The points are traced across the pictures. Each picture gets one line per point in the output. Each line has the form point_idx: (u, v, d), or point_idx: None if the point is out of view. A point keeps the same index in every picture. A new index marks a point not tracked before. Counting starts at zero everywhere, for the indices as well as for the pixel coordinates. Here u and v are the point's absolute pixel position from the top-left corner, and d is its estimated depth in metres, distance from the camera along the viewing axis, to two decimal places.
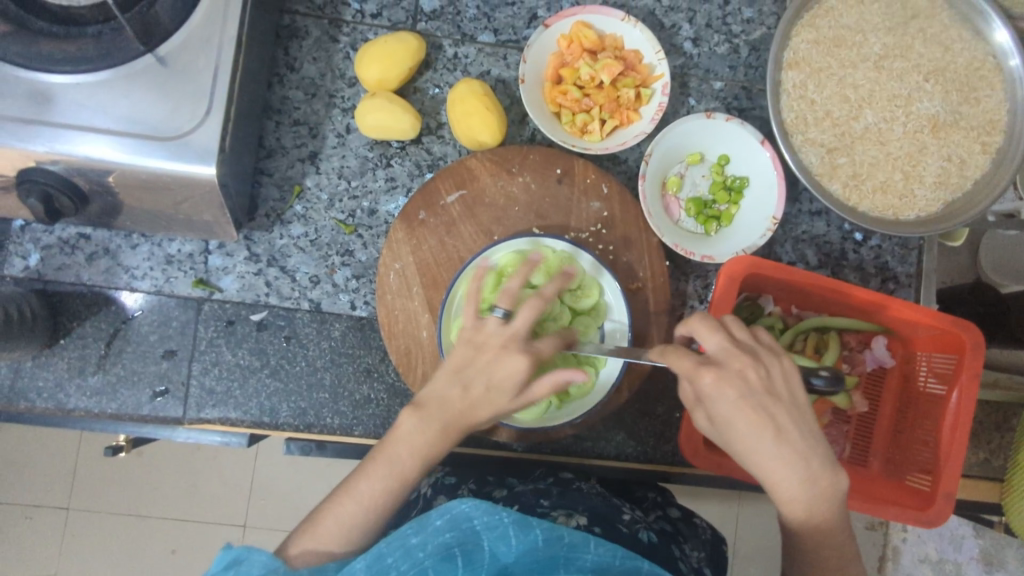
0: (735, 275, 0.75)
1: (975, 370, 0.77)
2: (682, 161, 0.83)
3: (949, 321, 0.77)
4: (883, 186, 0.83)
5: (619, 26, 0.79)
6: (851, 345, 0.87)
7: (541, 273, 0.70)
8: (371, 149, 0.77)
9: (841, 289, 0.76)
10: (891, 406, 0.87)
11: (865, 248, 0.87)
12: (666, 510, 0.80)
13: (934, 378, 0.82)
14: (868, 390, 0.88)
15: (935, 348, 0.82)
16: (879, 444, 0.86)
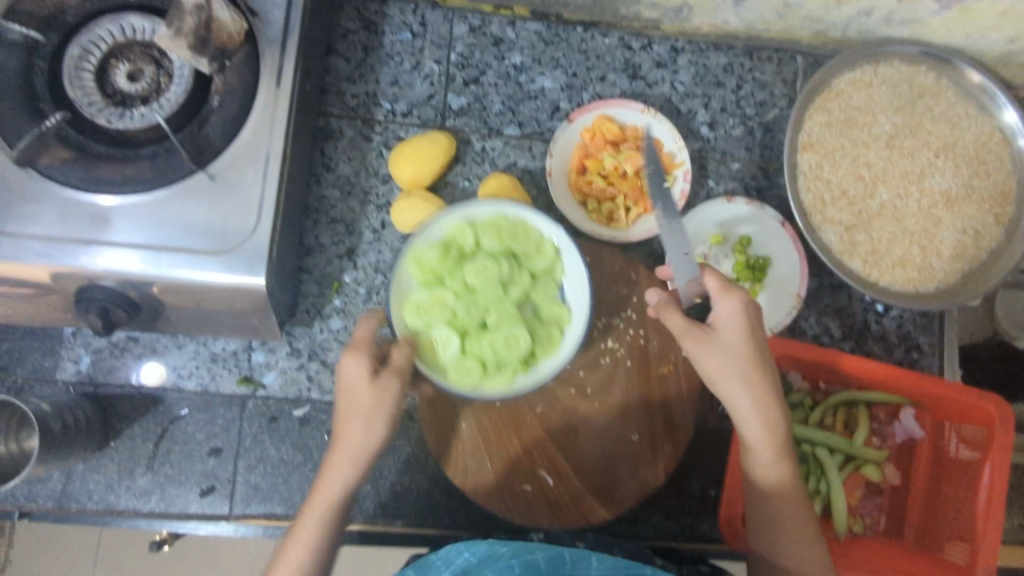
0: None
1: (1006, 442, 0.77)
2: (706, 242, 0.85)
3: (974, 394, 0.79)
4: (902, 260, 0.86)
5: (641, 117, 0.82)
6: (881, 417, 0.88)
7: (494, 238, 0.63)
8: (406, 242, 0.80)
9: (862, 364, 0.79)
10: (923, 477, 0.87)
11: (887, 318, 0.89)
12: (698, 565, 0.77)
13: (965, 446, 0.83)
14: (899, 462, 0.89)
15: (964, 419, 0.83)
16: (915, 516, 0.87)
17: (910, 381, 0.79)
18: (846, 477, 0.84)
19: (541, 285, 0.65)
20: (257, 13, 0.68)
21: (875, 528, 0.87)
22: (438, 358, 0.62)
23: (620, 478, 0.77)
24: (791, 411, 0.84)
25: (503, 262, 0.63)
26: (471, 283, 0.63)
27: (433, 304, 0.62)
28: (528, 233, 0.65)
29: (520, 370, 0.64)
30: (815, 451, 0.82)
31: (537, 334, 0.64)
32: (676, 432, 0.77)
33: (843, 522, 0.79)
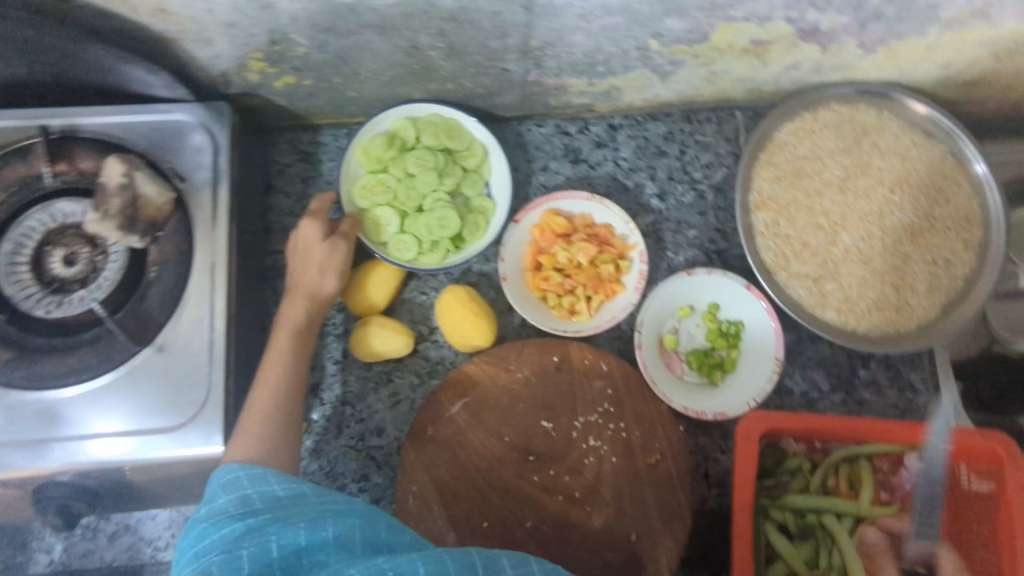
0: (752, 432, 0.74)
1: (1021, 483, 0.75)
2: (675, 316, 0.84)
3: (974, 434, 0.78)
4: (878, 304, 0.83)
5: (588, 204, 0.82)
6: (884, 469, 0.84)
7: (430, 135, 0.81)
8: (370, 368, 0.80)
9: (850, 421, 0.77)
10: (942, 525, 0.83)
11: (873, 362, 0.86)
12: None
13: (976, 479, 0.80)
14: None
15: (969, 460, 0.81)
16: None
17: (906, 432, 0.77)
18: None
19: (470, 177, 0.83)
20: (184, 176, 0.68)
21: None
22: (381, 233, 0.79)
23: (629, 572, 0.73)
24: (791, 478, 0.81)
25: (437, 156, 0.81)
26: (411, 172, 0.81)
27: (379, 187, 0.80)
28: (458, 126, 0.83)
29: (452, 250, 0.81)
30: (822, 519, 0.79)
31: (466, 221, 0.81)
32: (675, 525, 0.74)
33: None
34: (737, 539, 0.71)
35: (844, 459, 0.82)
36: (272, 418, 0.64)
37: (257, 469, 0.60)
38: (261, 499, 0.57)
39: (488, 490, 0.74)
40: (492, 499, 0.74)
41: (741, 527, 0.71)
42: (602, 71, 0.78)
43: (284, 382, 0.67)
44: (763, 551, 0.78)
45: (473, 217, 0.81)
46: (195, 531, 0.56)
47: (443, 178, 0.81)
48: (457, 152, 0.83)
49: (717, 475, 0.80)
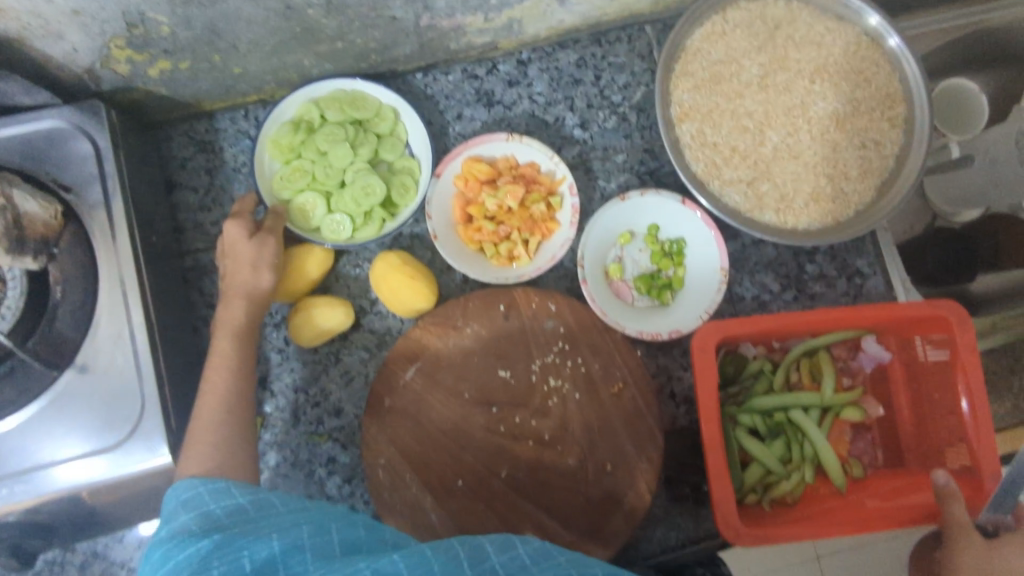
0: (707, 346, 0.73)
1: (970, 343, 0.75)
2: (616, 244, 0.83)
3: (922, 305, 0.77)
4: (815, 196, 0.82)
5: (507, 146, 0.79)
6: (843, 356, 0.87)
7: (336, 109, 0.78)
8: (316, 351, 0.78)
9: (803, 318, 0.76)
10: (906, 399, 0.86)
11: (820, 255, 0.86)
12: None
13: (932, 347, 0.81)
14: (878, 392, 0.88)
15: (923, 330, 0.81)
16: (909, 440, 0.85)
17: (858, 316, 0.76)
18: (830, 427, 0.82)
19: (387, 141, 0.80)
20: (71, 186, 0.64)
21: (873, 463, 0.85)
22: (312, 219, 0.78)
23: (611, 502, 0.73)
24: (755, 381, 0.82)
25: (347, 129, 0.79)
26: (325, 152, 0.78)
27: (298, 175, 0.78)
28: (364, 94, 0.80)
29: (387, 217, 0.79)
30: (790, 415, 0.79)
31: (392, 185, 0.79)
32: (647, 447, 0.74)
33: (839, 474, 0.77)
34: (709, 450, 0.70)
35: (803, 353, 0.82)
36: (214, 417, 0.62)
37: (218, 483, 0.54)
38: (229, 513, 0.50)
39: (458, 450, 0.73)
40: (463, 458, 0.72)
41: (711, 440, 0.70)
42: (496, 3, 0.74)
43: (222, 379, 0.65)
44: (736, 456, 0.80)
45: (399, 180, 0.79)
46: (153, 551, 0.49)
47: (359, 150, 0.78)
48: (367, 121, 0.80)
49: (683, 392, 0.81)
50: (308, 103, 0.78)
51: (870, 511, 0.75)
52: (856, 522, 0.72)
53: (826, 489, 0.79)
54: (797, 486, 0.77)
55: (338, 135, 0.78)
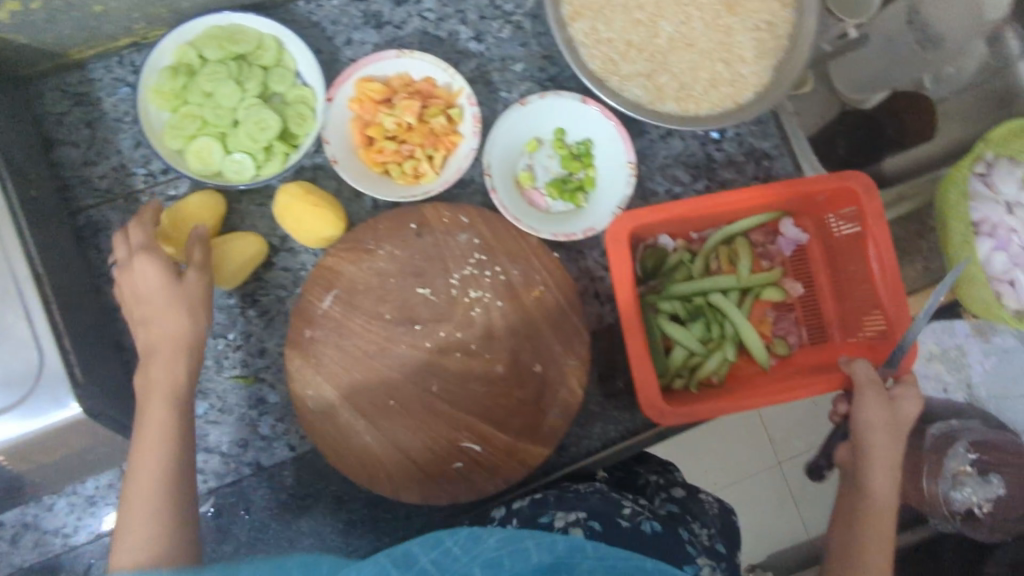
0: (620, 237, 0.74)
1: (876, 210, 0.77)
2: (524, 152, 0.82)
3: (829, 178, 0.78)
4: (713, 82, 0.83)
5: (399, 63, 0.77)
6: (762, 241, 0.89)
7: (213, 46, 0.74)
8: (230, 296, 0.76)
9: (713, 202, 0.77)
10: (826, 277, 0.88)
11: (727, 142, 0.87)
12: (670, 490, 0.84)
13: (843, 222, 0.83)
14: (799, 273, 0.90)
15: (832, 205, 0.83)
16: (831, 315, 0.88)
17: (767, 195, 0.78)
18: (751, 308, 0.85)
19: (275, 72, 0.76)
20: None
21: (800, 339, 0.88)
22: (212, 163, 0.74)
23: (543, 400, 0.74)
24: (675, 274, 0.83)
25: (229, 65, 0.75)
26: (211, 93, 0.74)
27: (187, 121, 0.74)
28: (240, 27, 0.76)
29: (290, 150, 0.76)
30: (710, 300, 0.82)
31: (287, 116, 0.76)
32: (573, 345, 0.75)
33: (760, 352, 0.80)
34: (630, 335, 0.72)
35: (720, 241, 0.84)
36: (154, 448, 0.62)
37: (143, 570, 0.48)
38: None
39: (386, 369, 0.73)
40: (392, 378, 0.73)
41: (631, 325, 0.72)
42: None
43: (147, 428, 0.63)
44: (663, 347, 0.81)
45: (295, 109, 0.76)
46: None
47: (246, 85, 0.75)
48: (249, 55, 0.76)
49: (607, 291, 0.82)
50: (183, 44, 0.74)
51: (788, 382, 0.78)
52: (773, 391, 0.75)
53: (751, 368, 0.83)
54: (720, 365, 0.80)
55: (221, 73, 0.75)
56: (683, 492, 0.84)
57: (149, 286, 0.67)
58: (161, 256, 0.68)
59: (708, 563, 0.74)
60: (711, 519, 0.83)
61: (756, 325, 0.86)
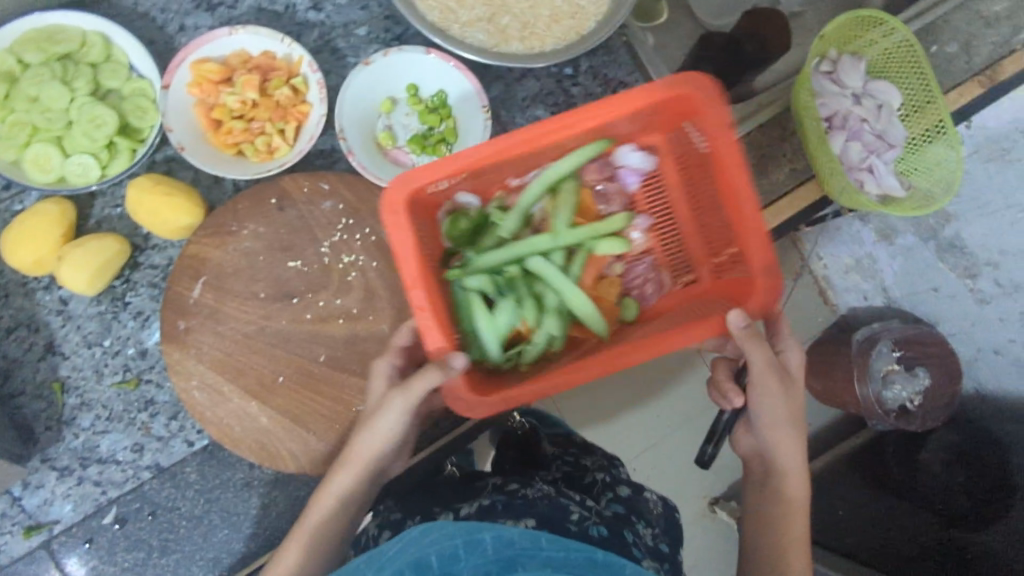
0: (397, 207, 0.61)
1: (717, 115, 0.63)
2: (380, 114, 0.82)
3: (657, 86, 0.63)
4: (554, 17, 0.85)
5: (232, 41, 0.76)
6: (598, 176, 0.73)
7: (33, 50, 0.72)
8: (99, 302, 0.74)
9: (499, 146, 0.61)
10: (683, 203, 0.74)
11: (581, 76, 0.89)
12: (616, 489, 0.88)
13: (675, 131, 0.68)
14: (653, 206, 0.75)
15: (669, 115, 0.68)
16: (696, 252, 0.74)
17: (571, 124, 0.62)
18: (585, 265, 0.71)
19: (105, 69, 0.74)
20: None
21: (658, 289, 0.75)
22: (51, 169, 0.72)
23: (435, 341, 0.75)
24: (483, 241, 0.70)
25: (55, 66, 0.72)
26: (40, 98, 0.72)
27: (18, 129, 0.71)
28: (60, 26, 0.73)
29: (136, 144, 0.74)
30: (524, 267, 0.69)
31: (126, 111, 0.74)
32: None
33: (593, 318, 0.68)
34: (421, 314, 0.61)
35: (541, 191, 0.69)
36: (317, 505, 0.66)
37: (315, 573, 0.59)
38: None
39: (268, 348, 0.73)
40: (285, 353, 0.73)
41: (422, 303, 0.61)
42: None
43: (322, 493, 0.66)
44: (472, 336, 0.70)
45: (133, 102, 0.74)
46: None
47: (76, 85, 0.72)
48: (76, 55, 0.74)
49: None
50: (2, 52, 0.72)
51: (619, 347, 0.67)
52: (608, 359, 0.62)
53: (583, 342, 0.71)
54: (545, 348, 0.69)
55: (47, 76, 0.72)
56: (628, 490, 0.89)
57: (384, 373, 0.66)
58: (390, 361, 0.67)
59: (652, 563, 0.78)
60: (653, 518, 0.88)
61: (596, 287, 0.72)
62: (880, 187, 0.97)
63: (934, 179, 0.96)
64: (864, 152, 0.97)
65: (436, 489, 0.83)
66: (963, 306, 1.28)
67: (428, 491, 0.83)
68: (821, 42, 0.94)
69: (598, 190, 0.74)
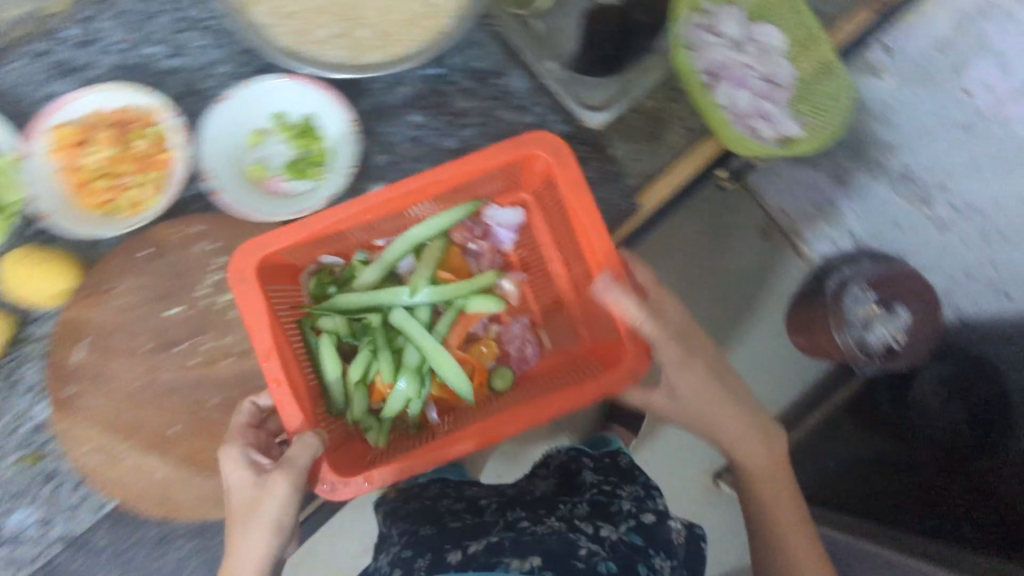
0: (242, 275, 0.69)
1: (568, 175, 0.72)
2: (248, 147, 0.80)
3: (511, 145, 0.73)
4: (410, 19, 0.85)
5: (84, 100, 0.76)
6: (471, 234, 0.93)
7: None
8: None
9: (345, 213, 0.71)
10: (558, 260, 0.90)
11: (454, 72, 0.89)
12: (637, 517, 1.01)
13: (508, 201, 0.90)
14: (534, 259, 0.93)
15: (532, 173, 0.81)
16: (568, 292, 0.90)
17: (411, 190, 0.72)
18: (454, 321, 0.89)
19: None
20: None
21: (540, 347, 0.92)
22: None
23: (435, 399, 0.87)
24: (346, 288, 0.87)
25: None
26: None
27: None
28: None
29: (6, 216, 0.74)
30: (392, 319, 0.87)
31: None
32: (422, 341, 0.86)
33: (462, 384, 0.83)
34: (279, 389, 0.68)
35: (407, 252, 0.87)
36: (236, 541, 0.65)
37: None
38: None
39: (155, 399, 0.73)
40: (198, 413, 0.74)
41: (275, 376, 0.68)
42: None
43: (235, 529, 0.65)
44: (344, 394, 0.84)
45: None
46: None
47: None
48: None
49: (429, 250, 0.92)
50: None
51: (491, 411, 0.80)
52: (482, 434, 0.71)
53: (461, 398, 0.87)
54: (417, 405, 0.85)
55: None
56: (651, 519, 1.01)
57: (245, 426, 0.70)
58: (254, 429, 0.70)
59: None
60: (672, 547, 1.00)
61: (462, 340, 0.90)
62: (776, 131, 0.95)
63: (832, 117, 0.92)
64: (754, 96, 0.95)
65: (446, 527, 0.99)
66: (925, 237, 1.25)
67: (436, 522, 1.00)
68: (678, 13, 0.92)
69: (469, 246, 0.93)
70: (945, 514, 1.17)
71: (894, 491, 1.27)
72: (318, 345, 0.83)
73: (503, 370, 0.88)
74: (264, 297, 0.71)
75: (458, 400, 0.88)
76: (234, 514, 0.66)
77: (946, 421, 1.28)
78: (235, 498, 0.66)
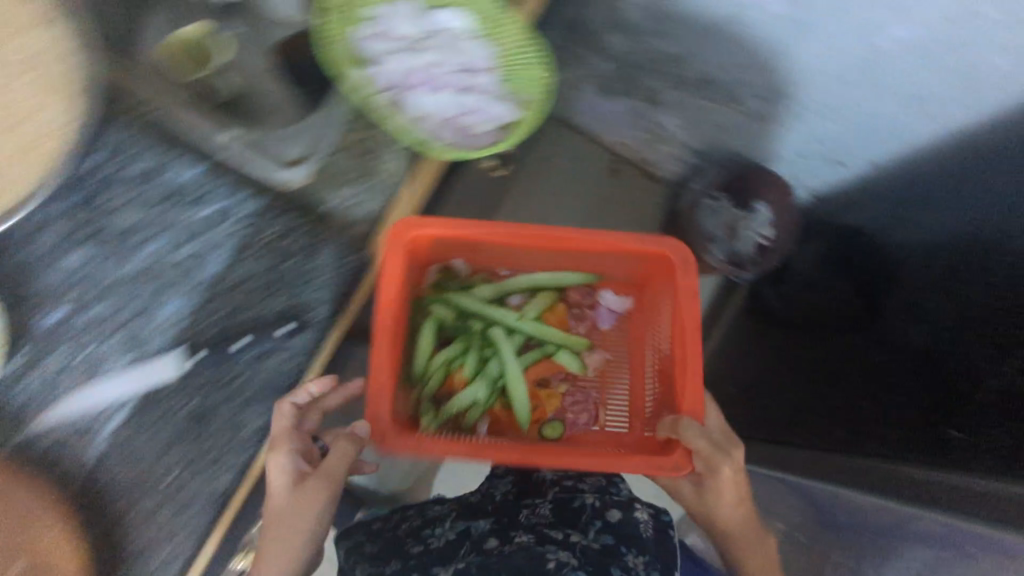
0: (384, 316, 0.90)
1: (689, 297, 1.03)
2: None
3: (656, 243, 1.07)
4: (30, 145, 0.73)
5: None
6: (579, 303, 1.28)
7: None
8: None
9: (487, 232, 1.02)
10: (638, 355, 1.28)
11: (112, 193, 0.79)
12: (603, 516, 1.11)
13: (624, 292, 1.27)
14: (601, 336, 1.30)
15: (653, 268, 1.16)
16: (638, 365, 1.27)
17: (536, 236, 1.04)
18: (535, 360, 1.23)
19: None
20: None
21: (587, 407, 1.24)
22: None
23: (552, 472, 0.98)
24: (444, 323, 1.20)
25: None
26: None
27: None
28: None
29: None
30: (491, 335, 1.20)
31: None
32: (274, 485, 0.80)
33: (523, 405, 1.16)
34: (375, 380, 0.88)
35: (525, 290, 1.23)
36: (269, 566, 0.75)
37: None
38: None
39: None
40: None
41: (379, 349, 0.89)
42: None
43: (270, 544, 0.75)
44: (427, 372, 1.17)
45: None
46: None
47: None
48: None
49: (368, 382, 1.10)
50: None
51: (550, 447, 0.99)
52: (540, 454, 0.93)
53: (513, 425, 1.19)
54: (475, 410, 1.16)
55: None
56: (615, 515, 1.11)
57: (280, 485, 0.76)
58: (296, 453, 0.77)
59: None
60: (647, 543, 1.07)
61: (538, 382, 1.25)
62: (491, 120, 0.86)
63: (531, 88, 0.87)
64: (456, 90, 0.86)
65: (412, 557, 1.06)
66: None
67: (415, 555, 1.06)
68: (339, 27, 0.83)
69: (573, 305, 1.28)
70: (906, 415, 1.28)
71: (792, 398, 1.49)
72: (418, 326, 1.19)
73: (555, 424, 1.18)
74: (398, 284, 0.93)
75: (508, 427, 1.19)
76: (271, 518, 0.76)
77: (934, 299, 1.37)
78: (277, 516, 0.75)
